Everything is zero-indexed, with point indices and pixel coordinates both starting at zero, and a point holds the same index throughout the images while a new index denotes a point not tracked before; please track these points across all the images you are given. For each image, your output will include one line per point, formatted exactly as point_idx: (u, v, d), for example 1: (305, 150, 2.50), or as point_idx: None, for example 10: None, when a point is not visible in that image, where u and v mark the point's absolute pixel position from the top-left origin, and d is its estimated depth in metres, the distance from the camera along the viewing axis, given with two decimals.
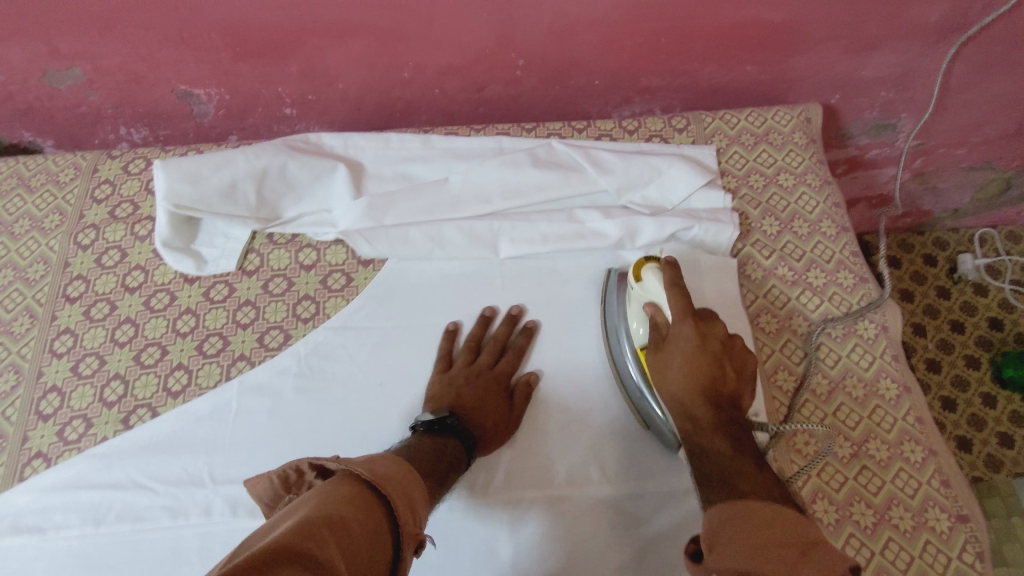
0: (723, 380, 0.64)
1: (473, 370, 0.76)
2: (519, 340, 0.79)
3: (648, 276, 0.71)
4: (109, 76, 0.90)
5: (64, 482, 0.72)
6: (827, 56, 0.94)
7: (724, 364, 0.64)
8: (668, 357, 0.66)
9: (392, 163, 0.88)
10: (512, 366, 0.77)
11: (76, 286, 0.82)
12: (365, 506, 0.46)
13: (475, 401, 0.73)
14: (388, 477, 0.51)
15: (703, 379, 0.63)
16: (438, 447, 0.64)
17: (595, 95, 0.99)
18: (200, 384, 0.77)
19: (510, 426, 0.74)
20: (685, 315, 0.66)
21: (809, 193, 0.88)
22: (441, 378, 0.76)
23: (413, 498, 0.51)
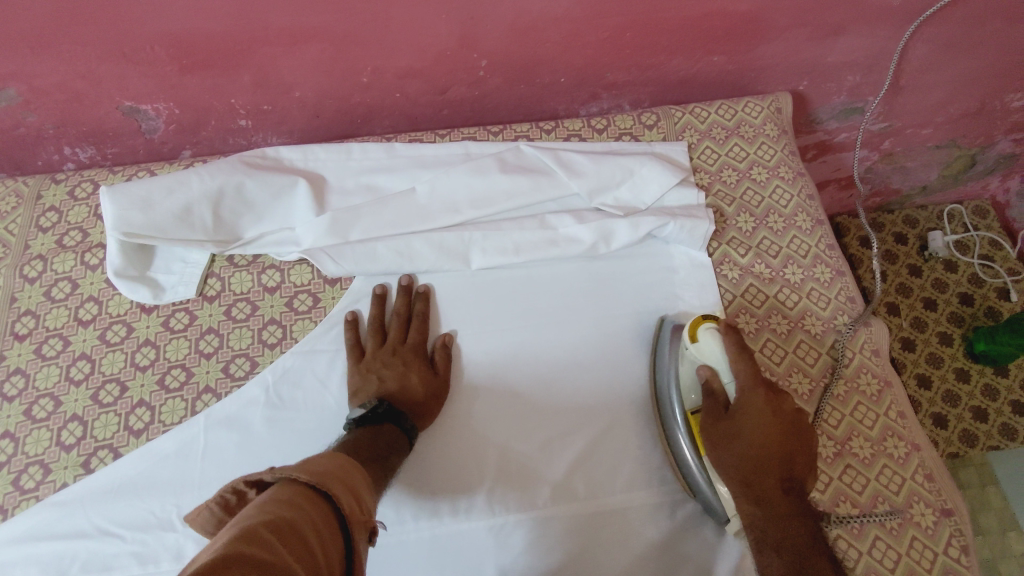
0: (794, 456, 0.62)
1: (387, 349, 0.75)
2: (419, 306, 0.78)
3: (705, 336, 0.69)
4: (48, 95, 0.85)
5: (24, 535, 0.68)
6: (794, 43, 0.93)
7: (793, 435, 0.63)
8: (732, 426, 0.64)
9: (355, 175, 0.84)
10: (422, 333, 0.77)
11: (24, 323, 0.78)
12: (312, 512, 0.43)
13: (399, 381, 0.72)
14: (328, 473, 0.48)
15: (779, 452, 0.62)
16: (375, 437, 0.62)
17: (561, 93, 0.96)
18: (164, 421, 0.73)
19: (441, 395, 0.74)
20: (755, 383, 0.65)
21: (783, 186, 0.87)
22: (358, 367, 0.74)
23: (355, 487, 0.49)
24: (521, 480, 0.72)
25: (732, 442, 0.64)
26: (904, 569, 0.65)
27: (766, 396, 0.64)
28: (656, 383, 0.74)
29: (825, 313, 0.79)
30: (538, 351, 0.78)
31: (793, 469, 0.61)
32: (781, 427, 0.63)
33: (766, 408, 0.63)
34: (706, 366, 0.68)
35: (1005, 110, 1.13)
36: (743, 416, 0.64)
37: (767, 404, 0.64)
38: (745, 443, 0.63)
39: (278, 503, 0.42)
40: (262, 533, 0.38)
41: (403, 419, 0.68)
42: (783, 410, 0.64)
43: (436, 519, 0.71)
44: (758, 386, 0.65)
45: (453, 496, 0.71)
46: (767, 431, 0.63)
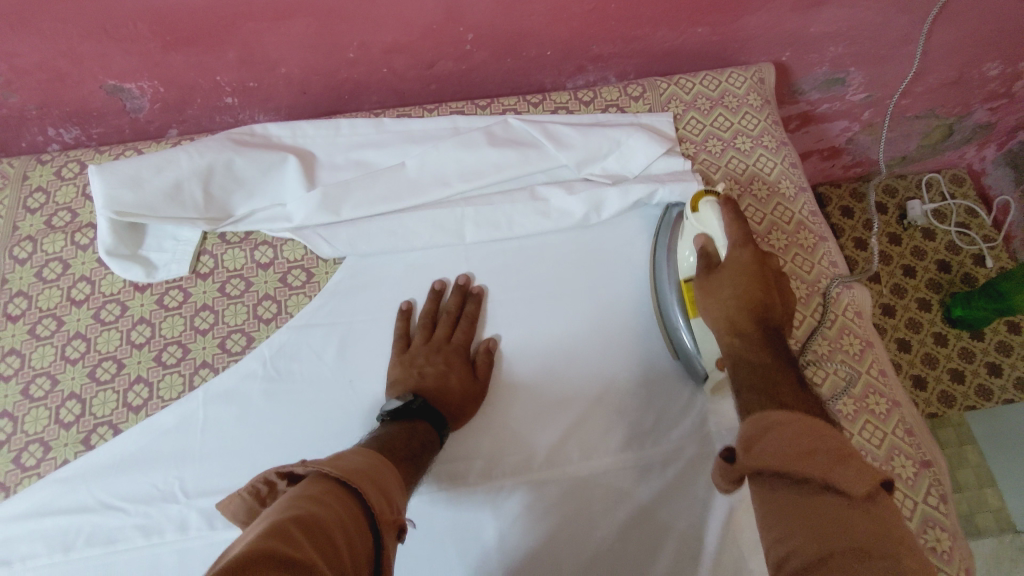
0: (774, 307, 0.61)
1: (432, 345, 0.76)
2: (470, 307, 0.79)
3: (704, 208, 0.71)
4: (29, 75, 0.84)
5: (27, 510, 0.69)
6: (777, 14, 0.94)
7: (775, 292, 0.63)
8: (719, 280, 0.65)
9: (345, 150, 0.85)
10: (467, 334, 0.77)
11: (17, 303, 0.78)
12: (338, 505, 0.45)
13: (439, 380, 0.72)
14: (358, 470, 0.49)
15: (752, 299, 0.61)
16: (409, 434, 0.63)
17: (547, 66, 0.96)
18: (163, 397, 0.74)
19: (479, 398, 0.74)
20: (743, 241, 0.65)
21: (767, 155, 0.88)
22: (401, 359, 0.75)
23: (387, 486, 0.50)
24: (515, 448, 0.74)
25: (722, 288, 0.64)
26: None
27: (755, 251, 0.64)
28: (658, 270, 0.78)
29: (810, 277, 0.81)
30: (532, 321, 0.79)
31: (773, 317, 0.61)
32: (765, 278, 0.63)
33: (753, 263, 0.63)
34: (703, 235, 0.70)
35: (982, 78, 1.15)
36: (729, 271, 0.64)
37: (756, 259, 0.64)
38: (731, 291, 0.63)
39: (304, 494, 0.44)
40: (288, 521, 0.40)
41: (437, 419, 0.69)
42: (770, 267, 0.64)
43: (434, 486, 0.72)
44: (746, 243, 0.65)
45: (450, 464, 0.73)
46: (752, 282, 0.62)
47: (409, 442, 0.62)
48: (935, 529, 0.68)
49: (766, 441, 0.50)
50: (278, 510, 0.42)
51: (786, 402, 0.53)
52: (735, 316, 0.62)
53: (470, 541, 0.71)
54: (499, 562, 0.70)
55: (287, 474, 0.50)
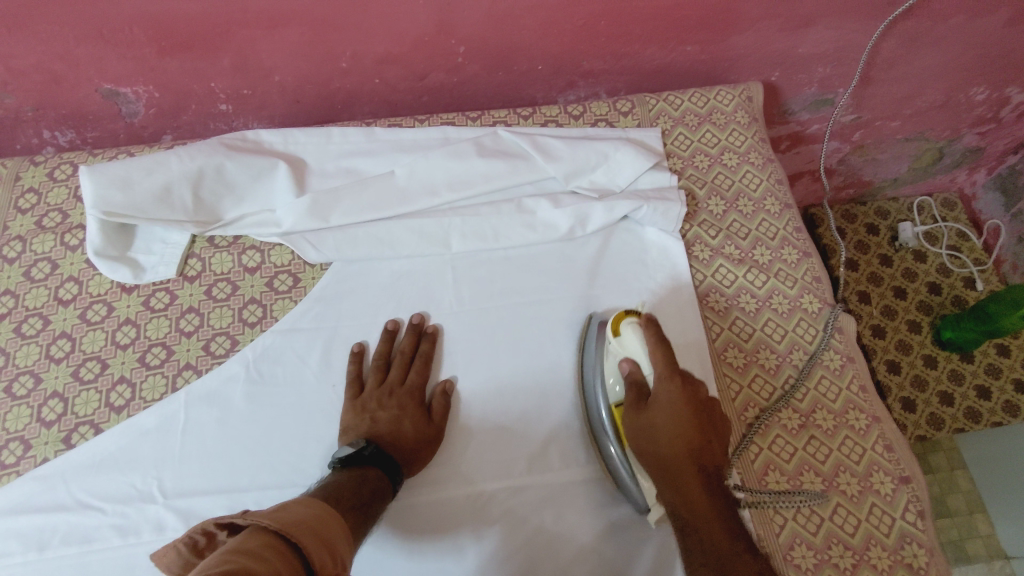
0: (708, 447, 0.64)
1: (385, 388, 0.74)
2: (425, 347, 0.77)
3: (626, 332, 0.70)
4: (26, 77, 0.85)
5: (2, 509, 0.68)
6: (765, 34, 0.95)
7: (708, 429, 0.64)
8: (651, 418, 0.65)
9: (336, 158, 0.86)
10: (422, 375, 0.75)
11: (4, 302, 0.78)
12: (276, 559, 0.44)
13: (392, 425, 0.71)
14: (301, 522, 0.49)
15: (690, 447, 0.63)
16: (359, 482, 0.62)
17: (539, 81, 0.98)
18: (145, 398, 0.74)
19: (434, 442, 0.72)
20: (670, 373, 0.66)
21: (753, 172, 0.89)
22: (354, 404, 0.73)
23: (331, 538, 0.50)
24: (498, 458, 0.73)
25: (654, 436, 0.64)
26: (863, 535, 0.68)
27: (681, 389, 0.65)
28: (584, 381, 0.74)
29: (792, 292, 0.81)
30: (518, 338, 0.79)
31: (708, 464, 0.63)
32: (695, 420, 0.64)
33: (682, 402, 0.65)
34: (629, 360, 0.69)
35: (970, 103, 1.16)
36: (661, 414, 0.65)
37: (683, 397, 0.65)
38: (666, 437, 0.64)
39: (240, 548, 0.44)
40: (225, 571, 0.40)
41: (391, 464, 0.67)
42: (696, 398, 0.65)
43: (411, 491, 0.72)
44: (674, 376, 0.66)
45: (426, 471, 0.73)
46: (682, 424, 0.64)
47: (357, 491, 0.61)
48: (912, 545, 0.68)
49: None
50: (215, 562, 0.42)
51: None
52: (674, 466, 0.63)
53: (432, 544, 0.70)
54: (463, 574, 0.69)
55: (227, 525, 0.49)
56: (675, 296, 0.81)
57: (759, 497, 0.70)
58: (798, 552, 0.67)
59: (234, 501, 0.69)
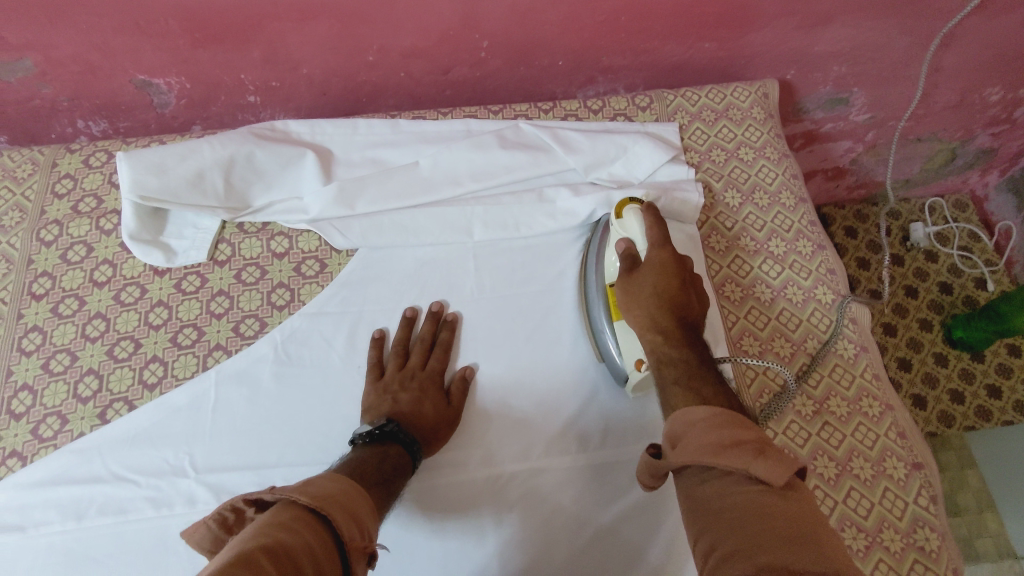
0: (690, 305, 0.66)
1: (406, 372, 0.76)
2: (443, 335, 0.79)
3: (627, 215, 0.73)
4: (63, 67, 0.88)
5: (41, 480, 0.71)
6: (782, 32, 0.97)
7: (691, 291, 0.67)
8: (639, 279, 0.68)
9: (361, 148, 0.88)
10: (442, 362, 0.77)
11: (41, 283, 0.81)
12: (306, 532, 0.46)
13: (413, 406, 0.72)
14: (329, 497, 0.51)
15: (673, 301, 0.65)
16: (381, 458, 0.64)
17: (559, 76, 1.00)
18: (177, 376, 0.76)
19: (453, 426, 0.74)
20: (660, 243, 0.69)
21: (769, 166, 0.91)
22: (375, 387, 0.74)
23: (358, 511, 0.52)
24: (519, 439, 0.75)
25: (642, 288, 0.67)
26: (876, 517, 0.70)
27: (670, 252, 0.68)
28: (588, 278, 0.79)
29: (807, 282, 0.83)
30: (538, 325, 0.81)
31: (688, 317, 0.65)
32: (681, 278, 0.67)
33: (671, 261, 0.67)
34: (625, 239, 0.72)
35: (984, 103, 1.18)
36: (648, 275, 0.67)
37: (672, 259, 0.67)
38: (652, 293, 0.66)
39: (273, 525, 0.45)
40: (258, 548, 0.42)
41: (412, 443, 0.68)
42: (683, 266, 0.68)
43: (433, 471, 0.73)
44: (665, 245, 0.68)
45: (446, 452, 0.74)
46: (667, 278, 0.66)
47: (380, 466, 0.62)
48: (925, 528, 0.69)
49: (687, 432, 0.52)
50: (247, 540, 0.44)
51: (706, 401, 0.55)
52: (658, 318, 0.64)
53: (454, 522, 0.71)
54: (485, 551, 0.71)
55: (256, 501, 0.50)
56: None
57: (816, 478, 0.71)
58: (850, 534, 0.69)
59: (264, 477, 0.71)
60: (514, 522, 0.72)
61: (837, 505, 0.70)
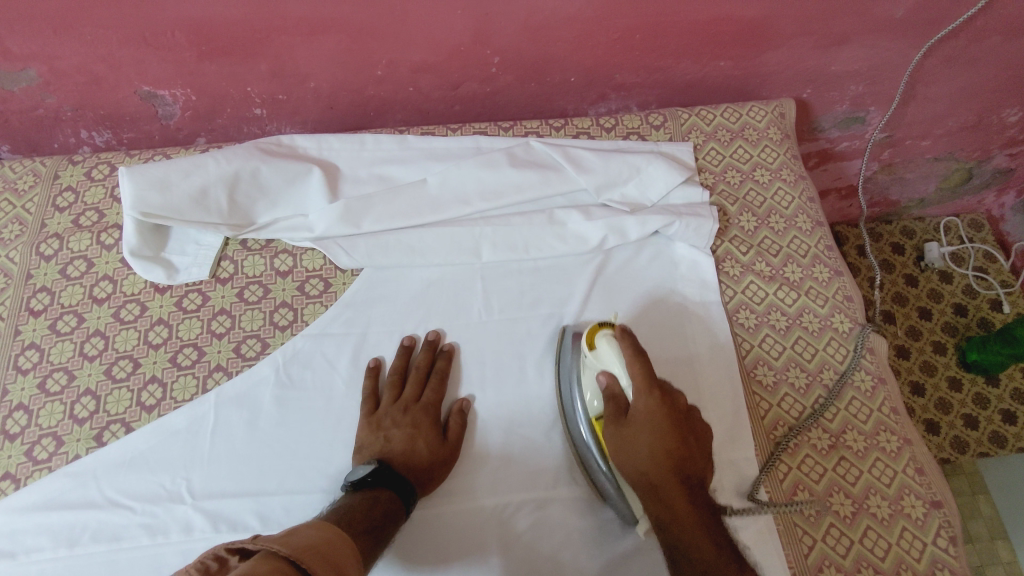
0: (689, 457, 0.63)
1: (400, 405, 0.73)
2: (441, 364, 0.76)
3: (602, 345, 0.68)
4: (67, 77, 0.87)
5: (34, 504, 0.69)
6: (799, 51, 0.95)
7: (689, 441, 0.64)
8: (633, 433, 0.65)
9: (368, 165, 0.87)
10: (438, 393, 0.74)
11: (39, 298, 0.79)
12: None
13: (405, 445, 0.70)
14: (309, 548, 0.49)
15: (671, 457, 0.63)
16: (371, 503, 0.62)
17: (571, 93, 0.98)
18: (176, 397, 0.75)
19: (449, 462, 0.71)
20: (648, 386, 0.64)
21: (785, 189, 0.89)
22: (369, 420, 0.72)
23: (338, 561, 0.50)
24: (527, 468, 0.73)
25: (638, 449, 0.64)
26: (894, 558, 0.67)
27: (659, 396, 0.64)
28: (563, 397, 0.74)
29: (823, 310, 0.81)
30: (546, 351, 0.78)
31: (692, 472, 0.63)
32: (675, 426, 0.64)
33: (660, 411, 0.64)
34: (604, 372, 0.68)
35: (1002, 124, 1.15)
36: (644, 426, 0.64)
37: (662, 407, 0.64)
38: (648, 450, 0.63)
39: (252, 571, 0.42)
40: None
41: (405, 485, 0.66)
42: (676, 406, 0.65)
43: (437, 500, 0.71)
44: (652, 390, 0.64)
45: (450, 482, 0.72)
46: (663, 431, 0.63)
47: (370, 513, 0.61)
48: (944, 571, 0.67)
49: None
50: None
51: None
52: (661, 480, 0.62)
53: (454, 554, 0.69)
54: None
55: (237, 550, 0.47)
56: (707, 312, 0.80)
57: (831, 516, 0.69)
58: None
59: (263, 504, 0.69)
60: (516, 556, 0.69)
61: (853, 546, 0.67)
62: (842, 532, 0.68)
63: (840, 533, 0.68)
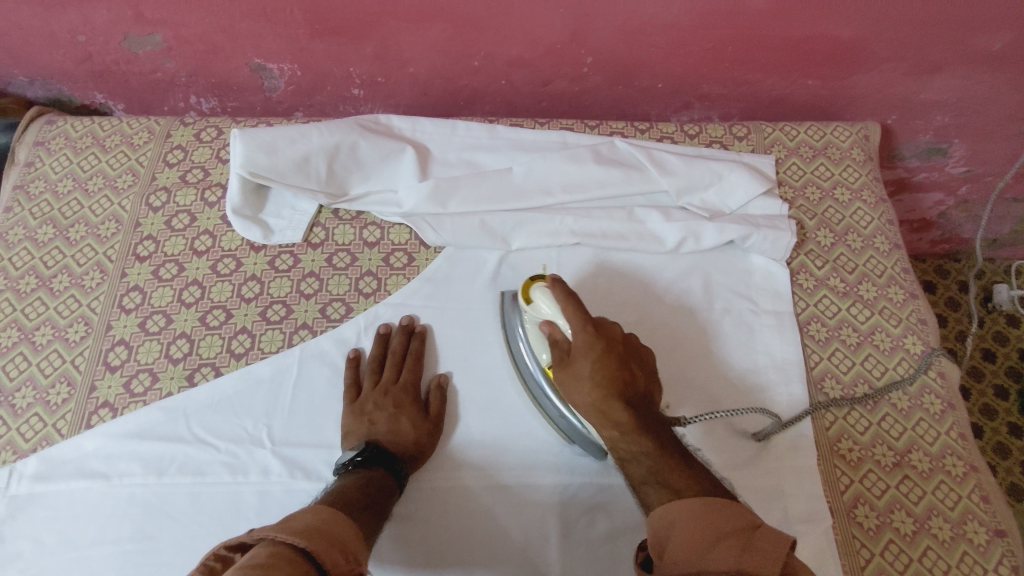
0: (631, 377, 0.65)
1: (380, 390, 0.76)
2: (415, 345, 0.79)
3: (537, 298, 0.71)
4: (188, 44, 0.93)
5: (128, 433, 0.74)
6: (889, 76, 0.95)
7: (629, 362, 0.66)
8: (574, 370, 0.66)
9: (458, 150, 0.90)
10: (415, 373, 0.77)
11: (146, 246, 0.85)
12: (287, 566, 0.46)
13: (390, 424, 0.73)
14: (307, 530, 0.51)
15: (613, 379, 0.64)
16: (364, 483, 0.65)
17: (656, 99, 1.00)
18: (263, 349, 0.79)
19: (434, 433, 0.74)
20: (582, 323, 0.67)
21: (865, 209, 0.89)
22: (352, 408, 0.75)
23: (342, 540, 0.52)
24: (590, 451, 0.75)
25: (581, 380, 0.66)
26: None
27: (593, 330, 0.66)
28: (512, 346, 0.78)
29: (895, 331, 0.81)
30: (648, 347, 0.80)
31: (635, 388, 0.65)
32: (613, 353, 0.66)
33: (599, 343, 0.66)
34: (545, 322, 0.70)
35: None
36: (582, 357, 0.66)
37: (598, 339, 0.66)
38: (590, 379, 0.65)
39: (253, 562, 0.46)
40: None
41: (394, 463, 0.70)
42: (609, 338, 0.67)
43: (500, 477, 0.74)
44: (586, 326, 0.67)
45: (517, 463, 0.74)
46: (603, 356, 0.65)
47: (363, 490, 0.63)
48: None
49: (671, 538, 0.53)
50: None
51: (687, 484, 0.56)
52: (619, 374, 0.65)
53: (509, 529, 0.71)
54: (541, 565, 0.70)
55: (236, 544, 0.50)
56: (779, 322, 0.81)
57: (890, 532, 0.69)
58: None
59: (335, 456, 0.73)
60: (573, 537, 0.71)
61: (912, 565, 0.68)
62: (900, 548, 0.69)
63: (899, 548, 0.69)
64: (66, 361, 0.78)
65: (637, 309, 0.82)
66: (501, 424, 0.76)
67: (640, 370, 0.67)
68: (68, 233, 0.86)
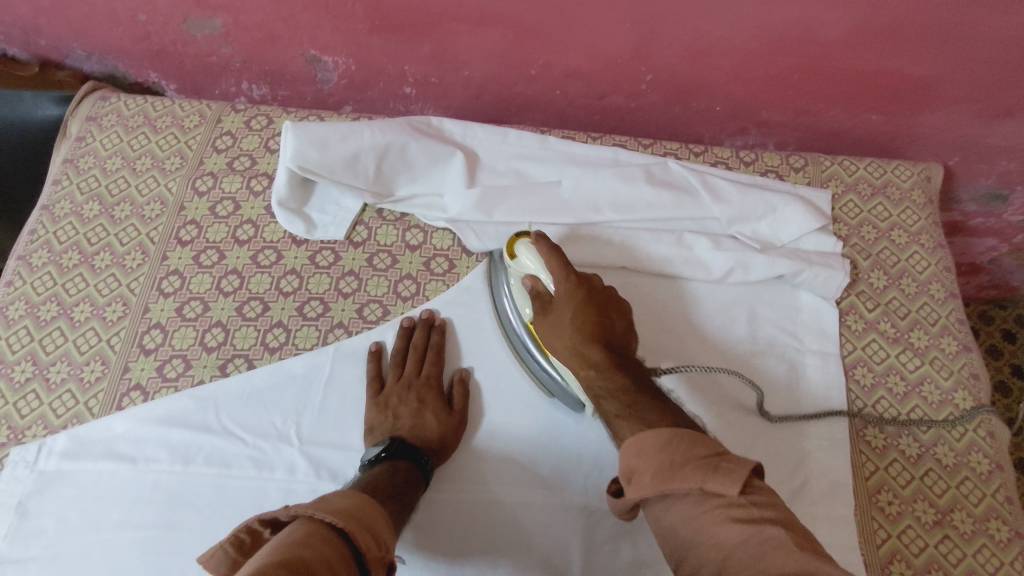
0: (610, 325, 0.68)
1: (403, 383, 0.76)
2: (435, 339, 0.78)
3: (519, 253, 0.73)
4: (247, 31, 0.92)
5: (157, 418, 0.74)
6: (957, 117, 0.92)
7: (607, 310, 0.68)
8: (553, 320, 0.68)
9: (508, 159, 0.89)
10: (437, 366, 0.77)
11: (188, 230, 0.85)
12: (322, 544, 0.46)
13: (413, 420, 0.73)
14: (342, 511, 0.50)
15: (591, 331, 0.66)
16: (390, 473, 0.65)
17: (712, 121, 0.98)
18: (298, 345, 0.78)
19: (458, 429, 0.74)
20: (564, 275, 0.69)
21: (921, 253, 0.86)
22: (375, 402, 0.74)
23: (375, 524, 0.51)
24: None
25: (561, 327, 0.67)
26: None
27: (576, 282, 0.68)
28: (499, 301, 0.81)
29: (945, 383, 0.78)
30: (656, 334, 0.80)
31: (611, 335, 0.67)
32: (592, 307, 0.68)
33: (580, 293, 0.68)
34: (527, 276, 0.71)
35: None
36: (563, 308, 0.68)
37: (580, 291, 0.68)
38: (570, 327, 0.66)
39: (288, 539, 0.45)
40: (274, 562, 0.41)
41: (419, 457, 0.70)
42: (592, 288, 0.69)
43: (527, 498, 0.72)
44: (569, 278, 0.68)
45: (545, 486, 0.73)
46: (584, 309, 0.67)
47: (390, 481, 0.64)
48: None
49: (638, 465, 0.54)
50: (265, 554, 0.43)
51: None
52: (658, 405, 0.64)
53: (534, 552, 0.70)
54: None
55: (270, 523, 0.50)
56: (824, 363, 0.79)
57: None
58: None
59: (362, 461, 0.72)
60: (596, 568, 0.70)
61: None
62: None
63: None
64: (102, 340, 0.78)
65: (651, 303, 0.82)
66: (532, 443, 0.75)
67: (620, 318, 0.69)
68: (113, 211, 0.86)
